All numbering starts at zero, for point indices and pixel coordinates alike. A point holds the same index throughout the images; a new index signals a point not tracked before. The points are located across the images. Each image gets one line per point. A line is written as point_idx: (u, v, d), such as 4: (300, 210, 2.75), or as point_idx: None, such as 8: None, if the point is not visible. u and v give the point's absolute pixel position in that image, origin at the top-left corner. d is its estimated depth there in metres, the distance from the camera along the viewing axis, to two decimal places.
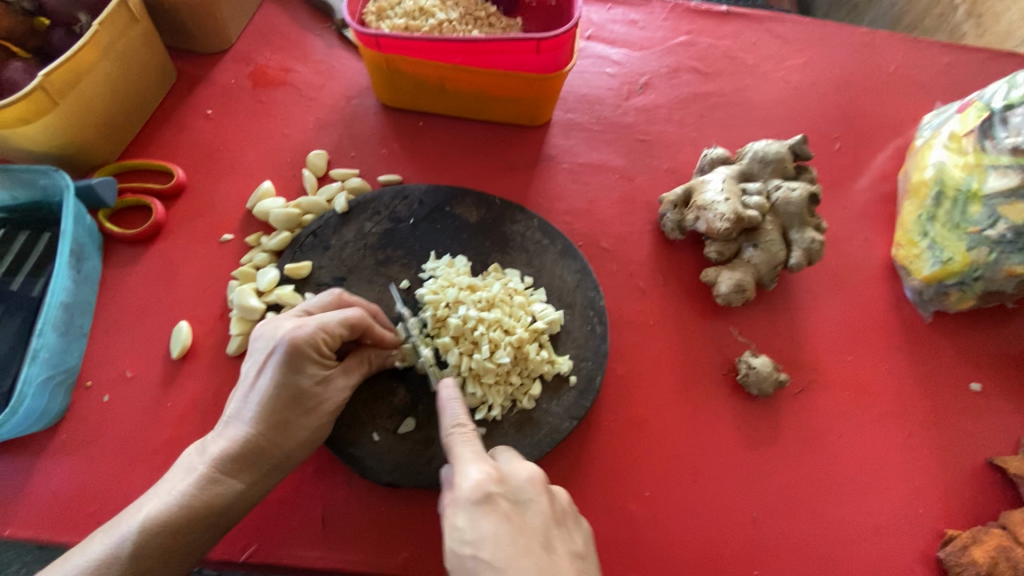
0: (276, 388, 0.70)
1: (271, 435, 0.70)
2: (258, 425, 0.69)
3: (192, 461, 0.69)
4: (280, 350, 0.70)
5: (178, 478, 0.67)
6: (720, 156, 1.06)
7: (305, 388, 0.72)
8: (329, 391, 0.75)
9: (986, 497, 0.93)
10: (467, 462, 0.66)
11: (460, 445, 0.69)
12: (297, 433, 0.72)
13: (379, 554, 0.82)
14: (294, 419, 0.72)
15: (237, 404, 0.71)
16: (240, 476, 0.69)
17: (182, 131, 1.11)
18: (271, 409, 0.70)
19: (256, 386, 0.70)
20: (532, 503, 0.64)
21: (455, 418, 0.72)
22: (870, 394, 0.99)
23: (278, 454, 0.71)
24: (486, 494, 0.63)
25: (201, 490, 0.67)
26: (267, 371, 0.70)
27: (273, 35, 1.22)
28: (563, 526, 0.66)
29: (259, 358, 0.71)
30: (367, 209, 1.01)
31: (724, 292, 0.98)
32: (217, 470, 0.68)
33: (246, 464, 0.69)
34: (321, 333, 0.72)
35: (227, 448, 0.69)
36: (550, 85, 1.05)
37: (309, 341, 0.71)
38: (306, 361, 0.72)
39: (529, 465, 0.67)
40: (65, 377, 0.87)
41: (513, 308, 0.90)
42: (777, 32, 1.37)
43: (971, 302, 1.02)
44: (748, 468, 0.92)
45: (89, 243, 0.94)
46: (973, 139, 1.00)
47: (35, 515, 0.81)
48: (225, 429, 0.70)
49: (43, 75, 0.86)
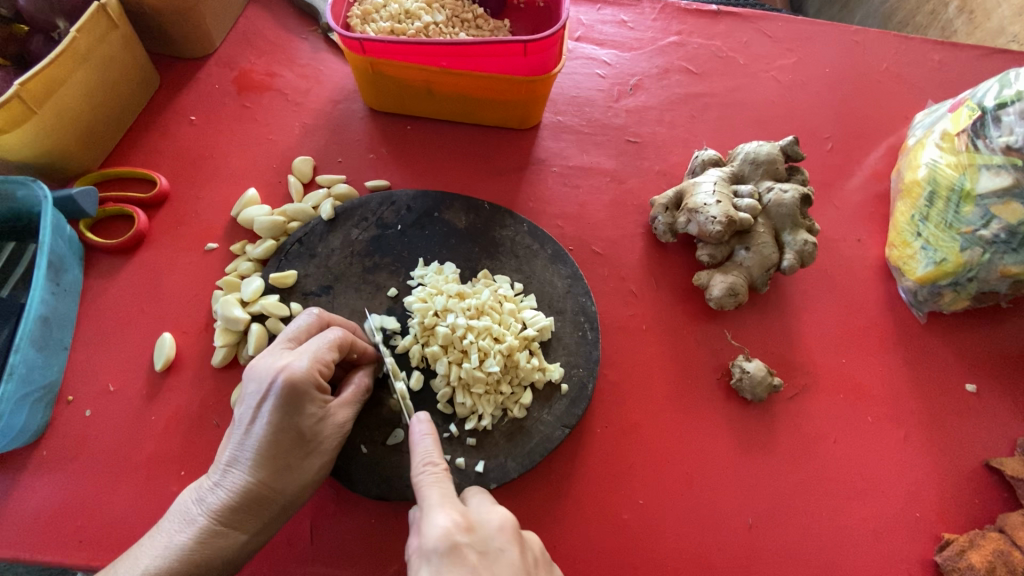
0: (274, 433, 0.67)
1: (272, 481, 0.67)
2: (258, 472, 0.67)
3: (189, 510, 0.66)
4: (275, 392, 0.67)
5: (176, 530, 0.65)
6: (712, 157, 1.05)
7: (305, 428, 0.69)
8: (328, 427, 0.72)
9: (983, 499, 0.92)
10: (436, 508, 0.62)
11: (429, 486, 0.65)
12: (299, 475, 0.70)
13: (369, 567, 0.80)
14: (295, 461, 0.69)
15: (233, 450, 0.68)
16: (244, 525, 0.67)
17: (166, 138, 1.09)
18: (270, 455, 0.67)
19: (251, 431, 0.67)
20: (504, 554, 0.60)
21: (427, 454, 0.68)
22: (866, 397, 0.98)
23: (281, 498, 0.69)
24: (453, 543, 0.58)
25: (203, 542, 0.65)
26: (262, 415, 0.67)
27: (257, 40, 1.20)
28: None
29: (252, 402, 0.68)
30: (353, 216, 0.99)
31: (716, 296, 0.97)
32: (219, 522, 0.65)
33: (249, 513, 0.67)
34: (315, 367, 0.70)
35: (227, 496, 0.66)
36: (538, 88, 1.04)
37: (305, 379, 0.68)
38: (303, 400, 0.69)
39: (500, 513, 0.63)
40: (45, 392, 0.85)
41: (502, 316, 0.89)
42: (768, 32, 1.36)
43: (966, 303, 1.02)
44: (742, 473, 0.91)
45: (69, 254, 0.92)
46: (966, 138, 0.98)
47: (13, 532, 0.79)
48: (222, 477, 0.67)
49: (19, 84, 0.85)
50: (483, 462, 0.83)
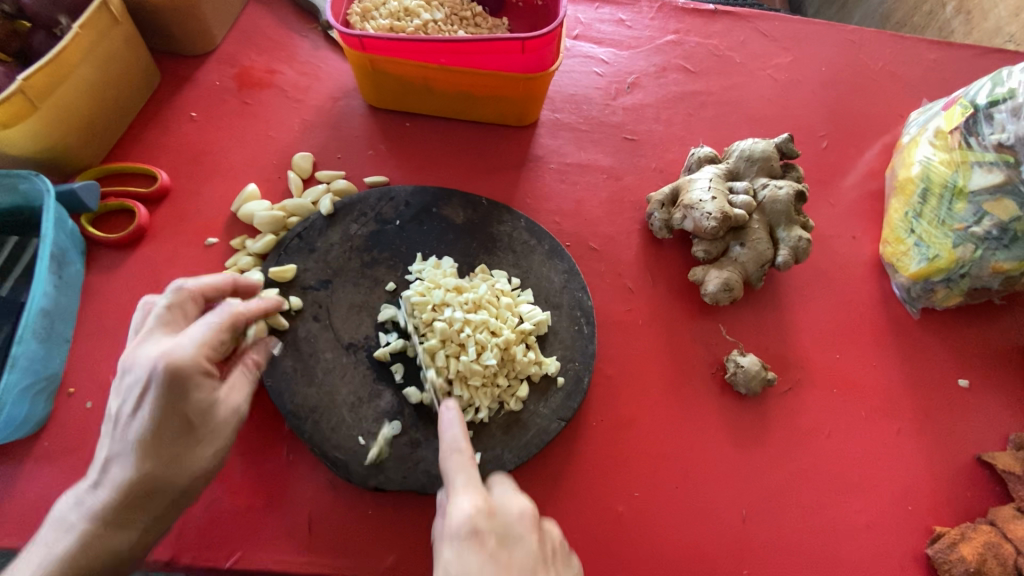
0: (152, 427, 0.63)
1: (156, 475, 0.65)
2: (139, 468, 0.64)
3: (71, 513, 0.65)
4: (152, 385, 0.62)
5: (57, 535, 0.64)
6: (708, 154, 1.06)
7: (189, 419, 0.65)
8: (221, 410, 0.69)
9: (974, 493, 0.93)
10: (461, 492, 0.63)
11: (455, 470, 0.66)
12: (191, 462, 0.67)
13: (366, 558, 0.81)
14: (184, 450, 0.66)
15: (113, 446, 0.65)
16: (132, 520, 0.66)
17: (167, 133, 1.10)
18: (150, 449, 0.64)
19: (131, 427, 0.64)
20: (523, 541, 0.61)
21: (455, 439, 0.68)
22: (859, 392, 0.99)
23: (171, 489, 0.67)
24: (475, 529, 0.60)
25: (94, 540, 0.64)
26: (141, 408, 0.63)
27: (258, 37, 1.21)
28: (551, 567, 0.63)
29: (128, 396, 0.64)
30: (352, 211, 1.00)
31: (711, 291, 0.98)
32: (101, 523, 0.64)
33: (136, 508, 0.65)
34: (199, 355, 0.64)
35: (111, 493, 0.64)
36: (536, 85, 1.05)
37: (186, 368, 0.63)
38: (186, 389, 0.64)
39: (521, 501, 0.65)
40: (47, 384, 0.86)
41: (499, 310, 0.90)
42: (765, 31, 1.37)
43: (959, 299, 1.02)
44: (737, 467, 0.92)
45: (71, 248, 0.93)
46: (959, 136, 0.99)
47: (15, 522, 0.80)
48: (103, 475, 0.65)
49: (21, 78, 0.85)
50: (480, 454, 0.84)
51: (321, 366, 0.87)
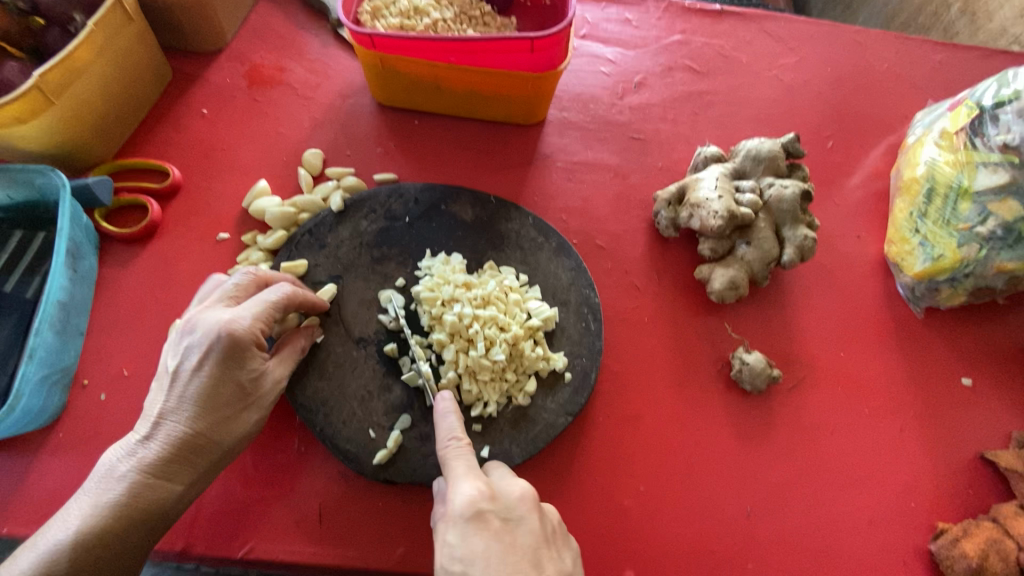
0: (213, 386, 0.71)
1: (208, 433, 0.71)
2: (195, 424, 0.70)
3: (117, 466, 0.68)
4: (218, 345, 0.70)
5: (104, 486, 0.67)
6: (714, 154, 1.07)
7: (244, 383, 0.73)
8: (267, 382, 0.76)
9: (977, 490, 0.94)
10: (461, 478, 0.66)
11: (454, 458, 0.69)
12: (235, 427, 0.73)
13: (377, 550, 0.83)
14: (231, 414, 0.73)
15: (166, 403, 0.71)
16: (179, 476, 0.70)
17: (178, 130, 1.11)
18: (207, 407, 0.71)
19: (190, 385, 0.71)
20: (525, 522, 0.64)
21: (452, 430, 0.72)
22: (863, 390, 1.00)
23: (217, 449, 0.72)
24: (478, 510, 0.62)
25: (139, 493, 0.67)
26: (203, 368, 0.70)
27: (268, 35, 1.23)
28: (554, 545, 0.65)
29: (191, 356, 0.71)
30: (362, 208, 1.01)
31: (717, 289, 0.99)
32: (151, 475, 0.68)
33: (184, 463, 0.70)
34: (259, 325, 0.73)
35: (162, 447, 0.69)
36: (545, 84, 1.06)
37: (249, 334, 0.72)
38: (245, 354, 0.72)
39: (520, 483, 0.67)
40: (62, 376, 0.87)
41: (508, 306, 0.91)
42: (771, 31, 1.37)
43: (962, 298, 1.03)
44: (741, 463, 0.93)
45: (85, 242, 0.94)
46: (964, 136, 1.00)
47: (32, 511, 0.81)
48: (155, 431, 0.70)
49: (37, 75, 0.86)
50: (488, 448, 0.85)
51: (332, 361, 0.88)
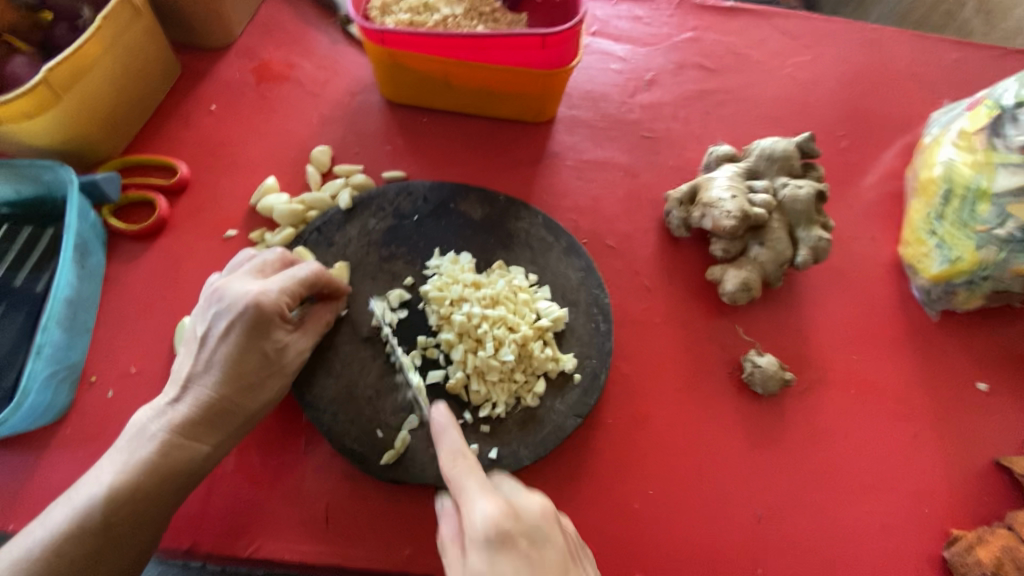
0: (240, 354, 0.71)
1: (234, 399, 0.72)
2: (221, 388, 0.71)
3: (148, 427, 0.69)
4: (246, 314, 0.71)
5: (135, 445, 0.68)
6: (726, 153, 1.06)
7: (269, 353, 0.73)
8: (291, 353, 0.77)
9: (992, 497, 0.93)
10: (480, 497, 0.62)
11: (466, 478, 0.65)
12: (259, 395, 0.74)
13: (384, 550, 0.82)
14: (256, 382, 0.74)
15: (195, 367, 0.72)
16: (205, 439, 0.71)
17: (186, 126, 1.10)
18: (234, 373, 0.71)
19: (217, 351, 0.72)
20: (549, 540, 0.61)
21: (455, 447, 0.68)
22: (876, 394, 0.99)
23: (242, 415, 0.73)
24: (504, 533, 0.58)
25: (168, 453, 0.68)
26: (231, 336, 0.71)
27: (276, 30, 1.22)
28: (575, 563, 0.63)
29: (220, 323, 0.72)
30: (370, 206, 1.00)
31: (730, 291, 0.98)
32: (179, 435, 0.69)
33: (210, 427, 0.71)
34: (285, 297, 0.73)
35: (189, 409, 0.70)
36: (555, 81, 1.05)
37: (276, 305, 0.72)
38: (271, 325, 0.73)
39: (539, 498, 0.64)
40: (69, 372, 0.87)
41: (517, 306, 0.90)
42: (784, 29, 1.36)
43: (980, 301, 1.01)
44: (752, 467, 0.92)
45: (93, 239, 0.94)
46: (983, 137, 0.98)
47: (38, 509, 0.81)
48: (183, 393, 0.71)
49: (45, 70, 0.86)
50: (497, 449, 0.85)
51: (339, 360, 0.87)
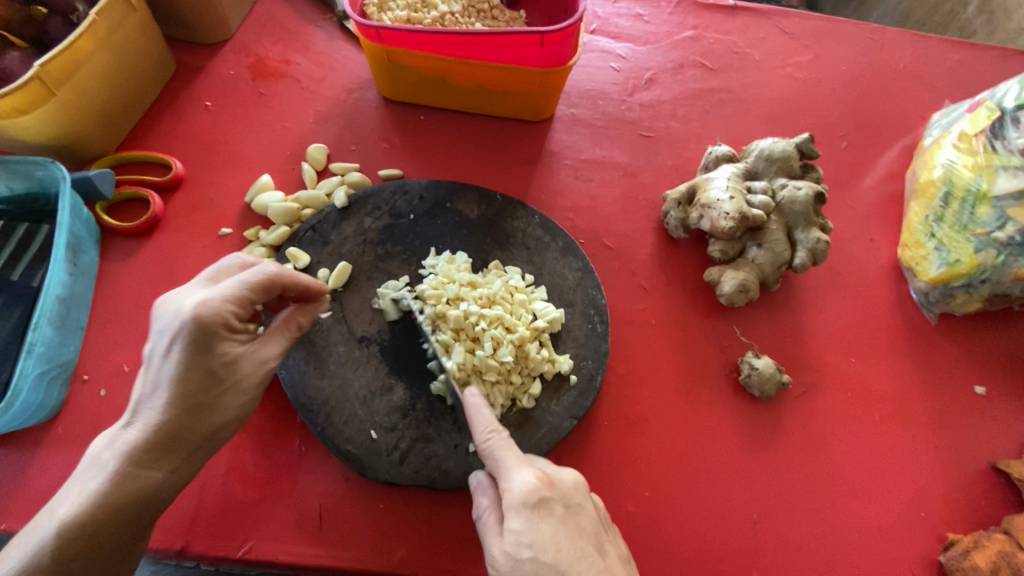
0: (186, 371, 0.65)
1: (188, 418, 0.66)
2: (172, 409, 0.65)
3: (101, 455, 0.64)
4: (185, 328, 0.64)
5: (88, 476, 0.62)
6: (726, 153, 1.05)
7: (219, 366, 0.67)
8: (249, 364, 0.70)
9: (988, 501, 0.92)
10: (516, 467, 0.66)
11: (502, 451, 0.68)
12: (219, 412, 0.68)
13: (377, 551, 0.81)
14: (212, 398, 0.67)
15: (143, 388, 0.66)
16: (160, 464, 0.65)
17: (181, 123, 1.09)
18: (183, 391, 0.65)
19: (163, 369, 0.65)
20: (582, 507, 0.66)
21: (488, 424, 0.70)
22: (874, 397, 0.98)
23: (199, 434, 0.67)
24: (541, 498, 0.63)
25: (121, 482, 0.62)
26: (174, 352, 0.64)
27: (273, 26, 1.21)
28: (606, 532, 0.68)
29: (163, 338, 0.65)
30: (366, 205, 0.99)
31: (727, 292, 0.97)
32: (132, 463, 0.63)
33: (166, 450, 0.65)
34: (230, 305, 0.67)
35: (141, 434, 0.64)
36: (554, 79, 1.04)
37: (217, 315, 0.65)
38: (217, 336, 0.66)
39: (569, 470, 0.69)
40: (61, 371, 0.86)
41: (514, 306, 0.90)
42: (785, 28, 1.35)
43: (978, 305, 1.01)
44: (748, 469, 0.91)
45: (85, 236, 0.93)
46: (984, 139, 0.98)
47: (29, 508, 0.80)
48: (135, 417, 0.65)
49: (38, 65, 0.85)
50: None
51: (334, 360, 0.87)
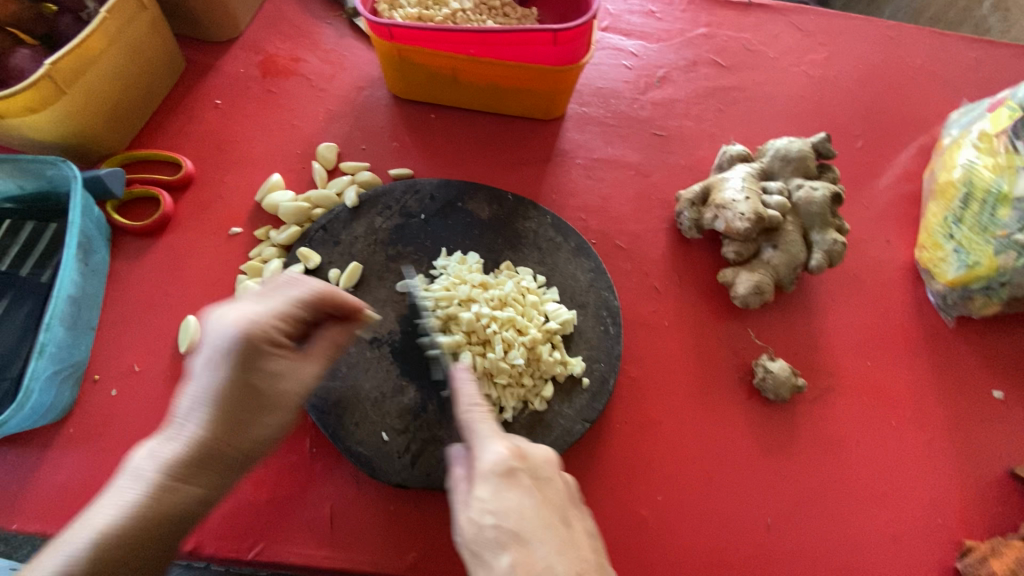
0: (227, 386, 0.63)
1: (225, 436, 0.64)
2: (211, 424, 0.63)
3: (139, 467, 0.62)
4: (229, 342, 0.62)
5: (125, 487, 0.61)
6: (740, 153, 1.03)
7: (259, 383, 0.65)
8: (288, 383, 0.68)
9: (1007, 508, 0.91)
10: (489, 437, 0.63)
11: (478, 420, 0.65)
12: (255, 431, 0.66)
13: (388, 554, 0.81)
14: (250, 416, 0.65)
15: (185, 401, 0.64)
16: (197, 480, 0.63)
17: (191, 121, 1.09)
18: (223, 407, 0.63)
19: (203, 382, 0.63)
20: (553, 482, 0.63)
21: (470, 393, 0.68)
22: (890, 401, 0.97)
23: (234, 452, 0.65)
24: (510, 469, 0.60)
25: (157, 496, 0.61)
26: (216, 365, 0.63)
27: (282, 24, 1.20)
28: (579, 505, 0.65)
29: (207, 352, 0.64)
30: (377, 204, 0.99)
31: (741, 294, 0.95)
32: (169, 478, 0.62)
33: (203, 467, 0.63)
34: (273, 320, 0.65)
35: (179, 448, 0.63)
36: (566, 78, 1.03)
37: (262, 331, 0.64)
38: (261, 353, 0.64)
39: (546, 445, 0.65)
40: (72, 371, 0.86)
41: (525, 308, 0.89)
42: (800, 25, 1.33)
43: (996, 308, 0.99)
44: (762, 474, 0.90)
45: (96, 235, 0.93)
46: (1005, 139, 0.96)
47: (40, 508, 0.80)
48: (175, 430, 0.64)
49: (49, 63, 0.85)
50: None
51: (345, 361, 0.86)
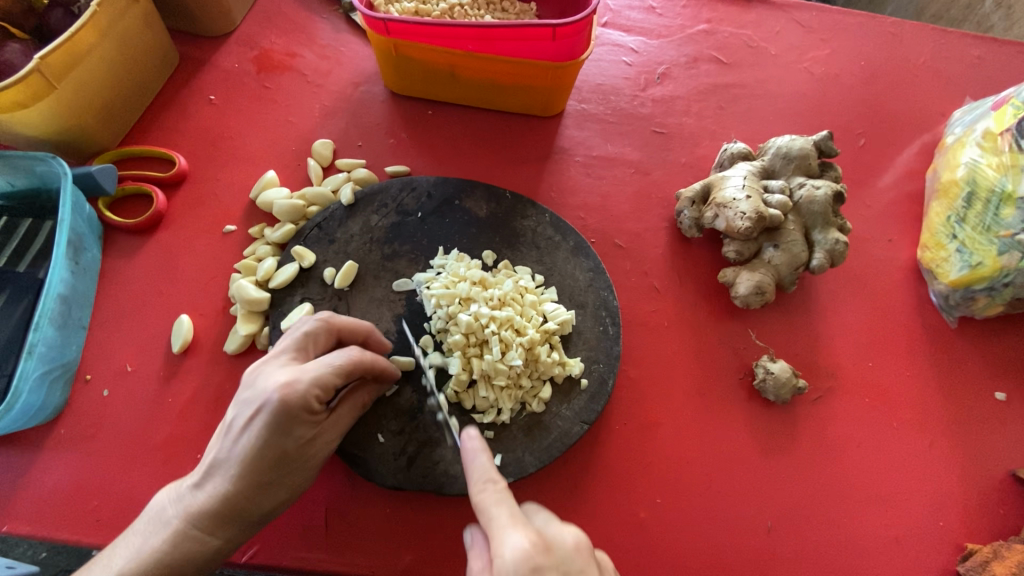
0: (257, 452, 0.62)
1: (249, 496, 0.64)
2: (235, 486, 0.63)
3: (167, 511, 0.65)
4: (267, 409, 0.62)
5: (152, 530, 0.64)
6: (741, 151, 1.02)
7: (290, 450, 0.65)
8: (316, 446, 0.69)
9: (1010, 511, 0.90)
10: (508, 527, 0.57)
11: (495, 506, 0.60)
12: (277, 491, 0.67)
13: (383, 557, 0.80)
14: (273, 480, 0.65)
15: (216, 455, 0.65)
16: (217, 534, 0.64)
17: (185, 117, 1.07)
18: (250, 471, 0.63)
19: (237, 443, 0.63)
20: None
21: (486, 472, 0.63)
22: (892, 402, 0.96)
23: (255, 511, 0.66)
24: (534, 566, 0.54)
25: (178, 544, 0.63)
26: (251, 429, 0.63)
27: (278, 19, 1.18)
28: None
29: (245, 412, 0.64)
30: (373, 202, 0.97)
31: (742, 294, 0.94)
32: (190, 529, 0.63)
33: (224, 522, 0.64)
34: (314, 388, 0.64)
35: (205, 501, 0.64)
36: (565, 74, 1.01)
37: (301, 400, 0.63)
38: (297, 421, 0.64)
39: (573, 528, 0.59)
40: (63, 371, 0.84)
41: (524, 307, 0.87)
42: (802, 21, 1.32)
43: (1000, 308, 0.98)
44: (763, 476, 0.89)
45: (88, 233, 0.91)
46: (1009, 138, 0.95)
47: (31, 510, 0.79)
48: (203, 480, 0.65)
49: (38, 57, 0.83)
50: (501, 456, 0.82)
51: None
